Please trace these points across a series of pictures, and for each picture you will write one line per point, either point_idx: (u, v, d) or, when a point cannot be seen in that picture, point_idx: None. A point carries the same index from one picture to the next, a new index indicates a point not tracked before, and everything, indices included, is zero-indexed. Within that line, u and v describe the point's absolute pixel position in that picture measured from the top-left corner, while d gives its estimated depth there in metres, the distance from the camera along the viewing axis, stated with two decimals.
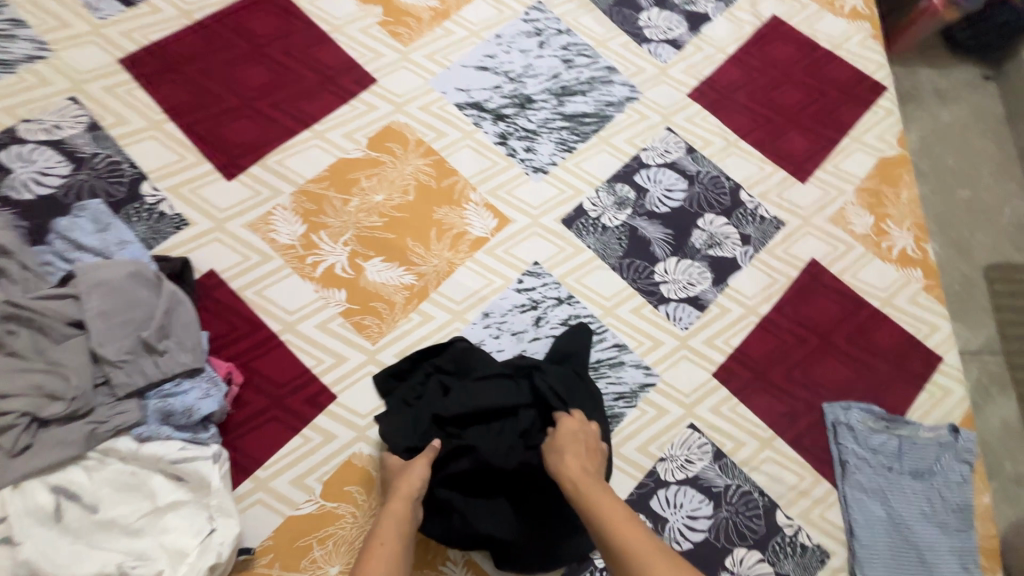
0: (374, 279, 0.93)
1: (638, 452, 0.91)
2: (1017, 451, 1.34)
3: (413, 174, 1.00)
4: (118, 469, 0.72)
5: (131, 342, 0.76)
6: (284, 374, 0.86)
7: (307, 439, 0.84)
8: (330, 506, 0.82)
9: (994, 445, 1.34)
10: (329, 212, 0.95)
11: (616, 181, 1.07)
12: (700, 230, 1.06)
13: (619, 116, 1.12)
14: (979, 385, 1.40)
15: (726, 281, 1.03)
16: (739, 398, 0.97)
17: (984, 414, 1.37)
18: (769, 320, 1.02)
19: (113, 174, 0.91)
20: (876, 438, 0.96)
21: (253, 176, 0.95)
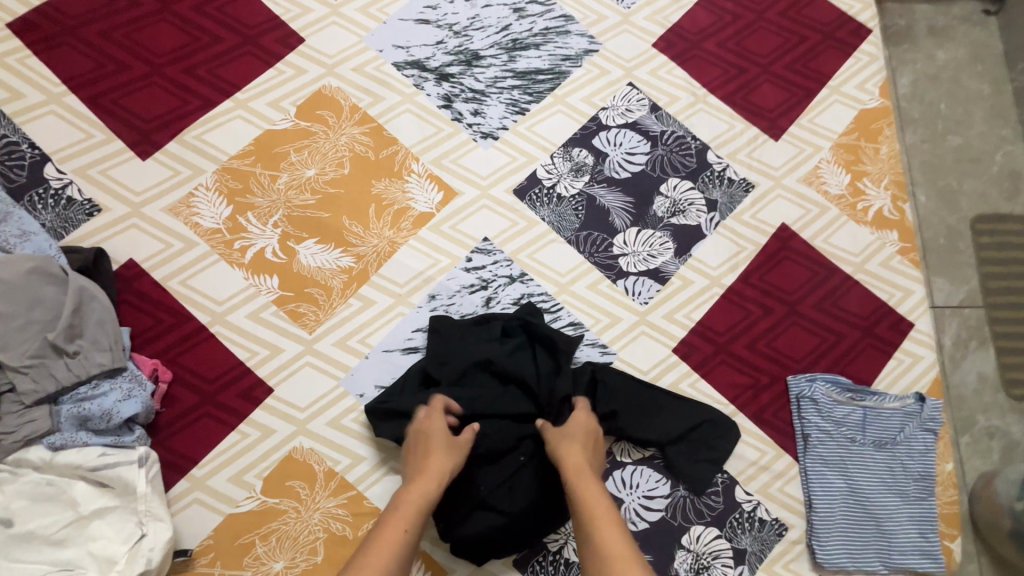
0: (309, 263, 0.87)
1: None
2: (992, 405, 1.25)
3: (349, 145, 0.92)
4: (34, 481, 0.69)
5: (37, 346, 0.71)
6: (215, 369, 0.82)
7: (243, 435, 0.80)
8: (271, 502, 0.79)
9: (967, 400, 1.25)
10: (256, 191, 0.88)
11: (572, 145, 0.99)
12: (663, 196, 0.99)
13: (577, 72, 1.02)
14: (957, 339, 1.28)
15: (689, 251, 0.97)
16: (700, 374, 0.93)
17: (959, 369, 1.27)
18: (734, 291, 0.97)
19: (12, 156, 0.83)
20: (840, 410, 0.93)
21: (170, 154, 0.87)
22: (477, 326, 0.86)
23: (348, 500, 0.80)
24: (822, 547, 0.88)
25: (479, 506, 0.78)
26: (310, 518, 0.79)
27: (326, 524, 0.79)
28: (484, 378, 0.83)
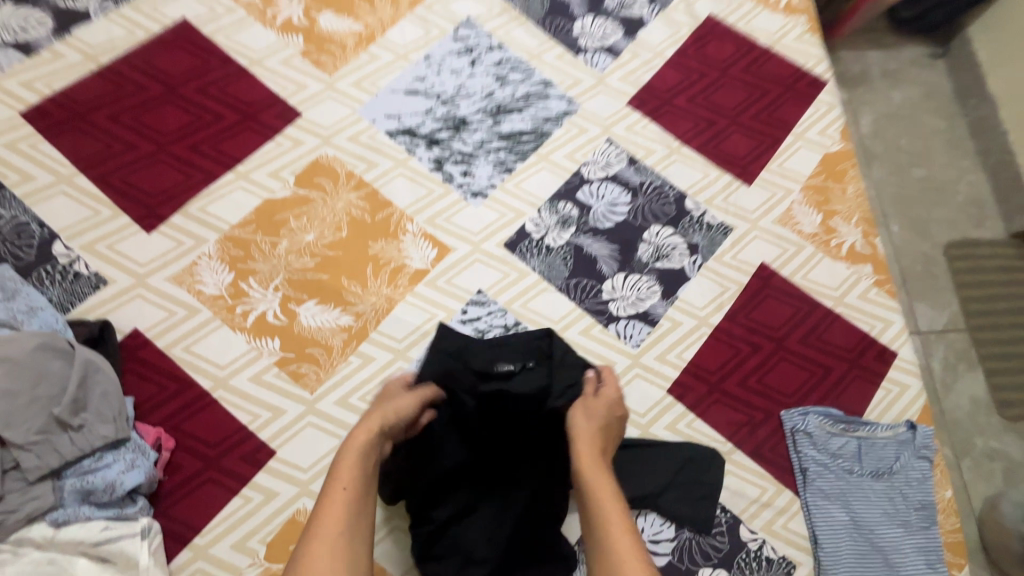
0: (309, 323, 0.89)
1: None
2: None
3: (346, 210, 0.97)
4: (35, 559, 0.68)
5: (42, 421, 0.71)
6: (218, 434, 0.82)
7: (246, 499, 0.80)
8: (275, 569, 0.78)
9: None
10: (257, 257, 0.91)
11: (558, 199, 1.04)
12: (647, 242, 1.04)
13: (558, 131, 1.10)
14: None
15: (676, 293, 1.01)
16: (696, 413, 0.95)
17: None
18: (721, 330, 1.00)
19: (22, 236, 0.87)
20: (835, 442, 0.94)
21: (174, 226, 0.91)
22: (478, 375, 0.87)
23: None
24: None
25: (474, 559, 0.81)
26: None
27: None
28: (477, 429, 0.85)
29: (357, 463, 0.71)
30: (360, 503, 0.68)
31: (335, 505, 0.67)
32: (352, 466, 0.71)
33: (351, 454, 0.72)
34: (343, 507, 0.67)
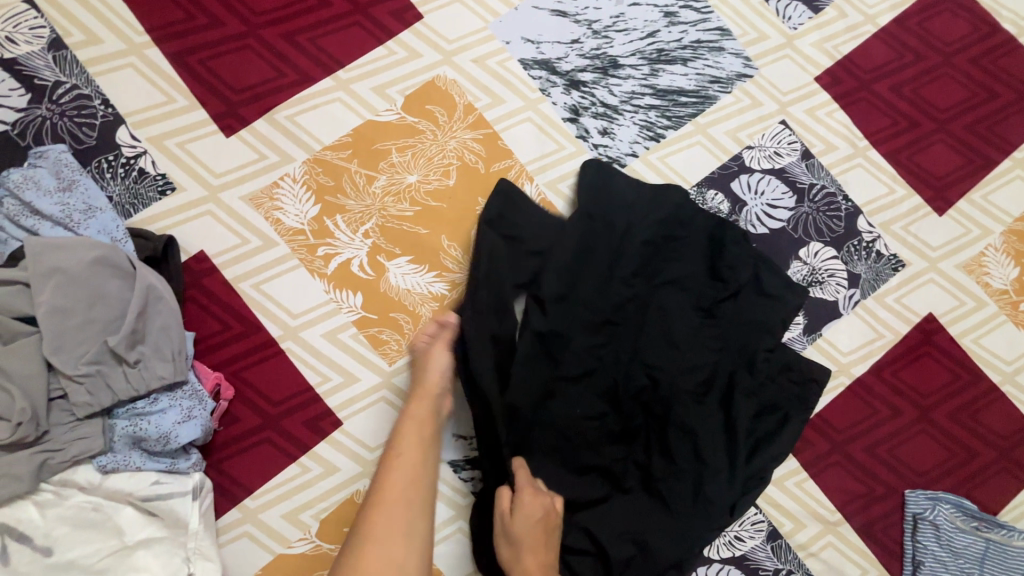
0: (398, 283, 0.76)
1: None
2: None
3: (458, 151, 0.80)
4: (79, 504, 0.60)
5: (95, 350, 0.61)
6: (283, 391, 0.72)
7: (304, 469, 0.72)
8: (326, 548, 0.71)
9: None
10: (349, 192, 0.76)
11: (707, 187, 0.86)
12: (800, 261, 0.86)
13: (724, 99, 0.88)
14: None
15: (820, 329, 0.85)
16: (810, 473, 0.82)
17: None
18: (862, 384, 0.85)
19: (82, 113, 0.72)
20: (960, 539, 0.81)
21: (257, 133, 0.75)
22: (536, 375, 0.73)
23: None
24: None
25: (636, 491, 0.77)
26: None
27: None
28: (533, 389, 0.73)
29: (411, 466, 0.61)
30: (409, 547, 0.55)
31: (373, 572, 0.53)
32: (406, 461, 0.62)
33: (407, 455, 0.63)
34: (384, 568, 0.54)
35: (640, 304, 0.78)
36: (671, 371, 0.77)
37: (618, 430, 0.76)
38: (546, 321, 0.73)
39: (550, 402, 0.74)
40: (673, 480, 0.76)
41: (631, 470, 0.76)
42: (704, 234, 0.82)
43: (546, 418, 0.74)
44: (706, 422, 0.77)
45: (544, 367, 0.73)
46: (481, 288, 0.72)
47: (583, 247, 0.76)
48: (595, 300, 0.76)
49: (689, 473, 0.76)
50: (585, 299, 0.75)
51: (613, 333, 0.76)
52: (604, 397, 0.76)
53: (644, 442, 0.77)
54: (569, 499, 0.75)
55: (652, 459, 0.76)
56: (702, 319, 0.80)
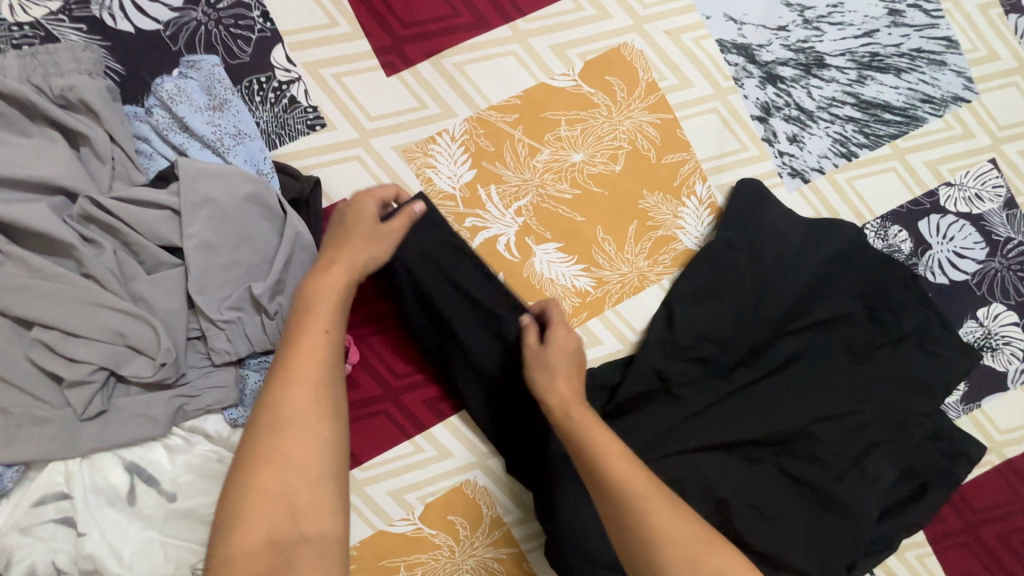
0: (542, 271, 0.69)
1: None
2: None
3: (630, 134, 0.71)
4: (205, 453, 0.56)
5: (238, 294, 0.56)
6: (407, 365, 0.68)
7: (417, 449, 0.68)
8: (427, 532, 0.68)
9: None
10: (508, 161, 0.68)
11: (891, 221, 0.76)
12: (975, 321, 0.76)
13: (932, 123, 0.77)
14: None
15: (980, 400, 0.77)
16: (933, 548, 0.76)
17: None
18: (1010, 465, 0.77)
19: (238, 23, 0.65)
20: None
21: (420, 76, 0.67)
22: (672, 384, 0.70)
23: (507, 555, 0.69)
24: None
25: (759, 536, 0.69)
26: (461, 562, 0.69)
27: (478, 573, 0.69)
28: (666, 398, 0.70)
29: (323, 333, 0.48)
30: (333, 414, 0.45)
31: (295, 447, 0.43)
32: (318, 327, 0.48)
33: (317, 313, 0.49)
34: (309, 448, 0.44)
35: (784, 342, 0.72)
36: (806, 419, 0.71)
37: (743, 472, 0.71)
38: (683, 342, 0.69)
39: (682, 418, 0.70)
40: (797, 532, 0.69)
41: (752, 517, 0.69)
42: (868, 273, 0.72)
43: (675, 433, 0.70)
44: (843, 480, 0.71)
45: (682, 378, 0.70)
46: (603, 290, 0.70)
47: (730, 271, 0.70)
48: (750, 324, 0.70)
49: (816, 528, 0.70)
50: (730, 326, 0.70)
51: (753, 367, 0.71)
52: (735, 435, 0.70)
53: (771, 489, 0.71)
54: None
55: (774, 507, 0.70)
56: (858, 368, 0.73)
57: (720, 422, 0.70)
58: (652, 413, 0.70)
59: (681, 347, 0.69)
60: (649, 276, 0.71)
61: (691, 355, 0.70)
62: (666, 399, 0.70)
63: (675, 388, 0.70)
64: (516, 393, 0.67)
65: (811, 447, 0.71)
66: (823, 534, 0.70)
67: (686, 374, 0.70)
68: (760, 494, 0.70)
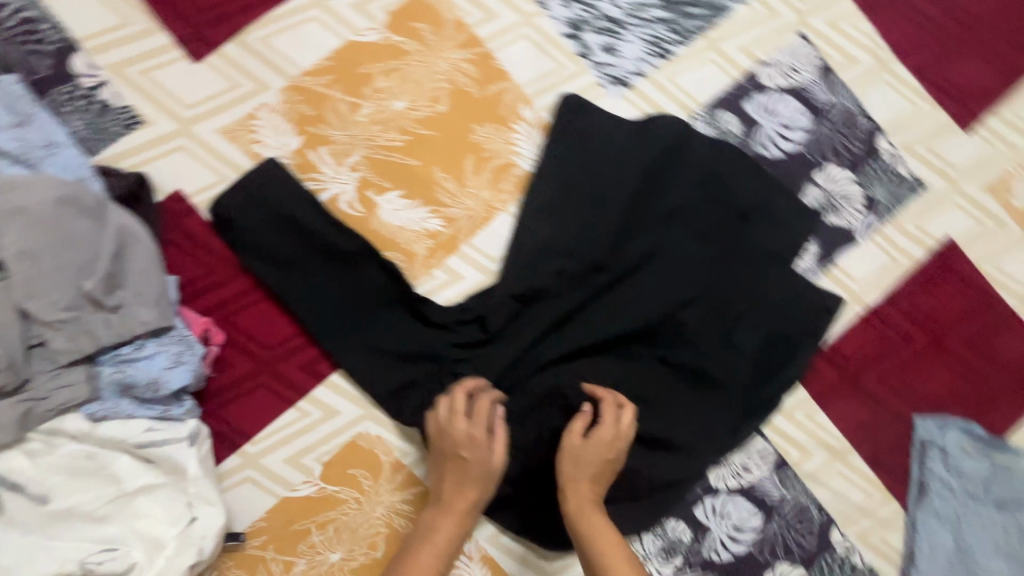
0: (390, 220, 0.72)
1: (714, 473, 0.78)
2: None
3: (448, 74, 0.73)
4: (70, 454, 0.60)
5: (71, 297, 0.58)
6: (275, 335, 0.70)
7: (303, 413, 0.70)
8: (331, 490, 0.71)
9: None
10: (333, 122, 0.70)
11: (718, 107, 0.79)
12: (815, 186, 0.81)
13: (737, 10, 0.81)
14: None
15: (834, 258, 0.81)
16: (818, 403, 0.81)
17: None
18: (874, 312, 0.82)
19: (32, 39, 0.66)
20: (967, 462, 0.82)
21: (227, 57, 0.69)
22: (539, 298, 0.73)
23: (414, 496, 0.72)
24: None
25: (642, 421, 0.74)
26: (371, 510, 0.71)
27: (388, 518, 0.72)
28: (535, 312, 0.73)
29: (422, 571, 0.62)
30: None
31: None
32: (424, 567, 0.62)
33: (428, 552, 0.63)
34: None
35: (638, 241, 0.75)
36: (670, 307, 0.75)
37: (623, 368, 0.74)
38: (537, 257, 0.73)
39: (553, 329, 0.73)
40: (676, 412, 0.75)
41: (637, 406, 0.74)
42: (699, 160, 0.76)
43: (550, 344, 0.73)
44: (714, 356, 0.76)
45: (545, 292, 0.73)
46: (453, 226, 0.73)
47: (569, 185, 0.74)
48: (597, 227, 0.74)
49: (693, 405, 0.75)
50: (580, 234, 0.73)
51: (611, 268, 0.74)
52: (607, 335, 0.74)
53: (651, 378, 0.75)
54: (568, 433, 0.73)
55: (655, 394, 0.75)
56: (711, 250, 0.76)
57: (590, 326, 0.74)
58: (524, 330, 0.73)
59: (538, 262, 0.73)
60: (495, 203, 0.74)
61: (549, 269, 0.73)
62: (536, 314, 0.73)
63: (542, 302, 0.73)
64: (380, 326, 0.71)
65: (678, 330, 0.75)
66: (697, 408, 0.75)
67: (549, 288, 0.73)
68: (641, 385, 0.74)
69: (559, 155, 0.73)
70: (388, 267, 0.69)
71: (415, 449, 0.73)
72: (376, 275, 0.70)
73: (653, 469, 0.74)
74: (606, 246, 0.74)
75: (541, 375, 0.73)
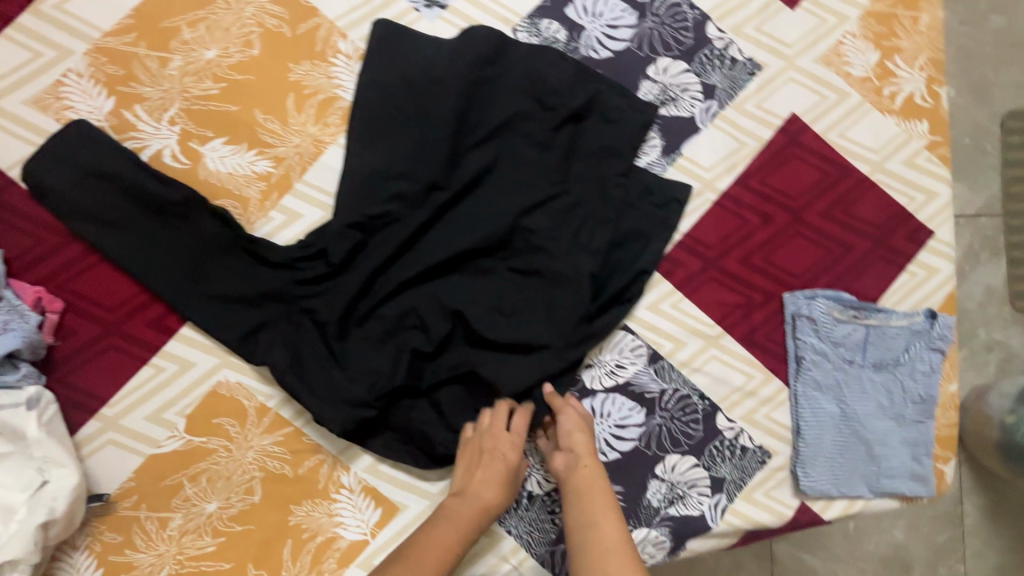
0: (217, 168, 0.72)
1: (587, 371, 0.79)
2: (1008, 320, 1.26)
3: (256, 17, 0.73)
4: None
5: None
6: (115, 296, 0.70)
7: (158, 369, 0.70)
8: (198, 442, 0.71)
9: (970, 311, 1.22)
10: (142, 78, 0.70)
11: (539, 16, 0.80)
12: (649, 80, 0.81)
13: None
14: (969, 252, 1.24)
15: (679, 149, 0.82)
16: (684, 293, 0.82)
17: (969, 282, 1.21)
18: (728, 196, 0.83)
19: None
20: (841, 330, 0.82)
21: (25, 28, 0.69)
22: (381, 225, 0.73)
23: (285, 436, 0.73)
24: (806, 474, 0.82)
25: (500, 333, 0.73)
26: (242, 457, 0.72)
27: (261, 462, 0.72)
28: (379, 241, 0.73)
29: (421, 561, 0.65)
30: None
31: None
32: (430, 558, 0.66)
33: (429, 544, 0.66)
34: None
35: (473, 155, 0.76)
36: (513, 215, 0.75)
37: (478, 281, 0.75)
38: (370, 184, 0.73)
39: (400, 254, 0.74)
40: (535, 319, 0.74)
41: (495, 316, 0.74)
42: (523, 67, 0.76)
43: (400, 270, 0.74)
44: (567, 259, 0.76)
45: (385, 218, 0.73)
46: (284, 167, 0.73)
47: (393, 108, 0.74)
48: (427, 147, 0.74)
49: (549, 310, 0.74)
50: (409, 155, 0.73)
51: (449, 185, 0.75)
52: (452, 251, 0.74)
53: (505, 287, 0.75)
54: (427, 355, 0.73)
55: (512, 304, 0.74)
56: (548, 155, 0.77)
57: (436, 246, 0.74)
58: (369, 258, 0.73)
59: (372, 189, 0.73)
60: (323, 138, 0.74)
61: (384, 195, 0.73)
62: (379, 242, 0.73)
63: (384, 229, 0.73)
64: (217, 275, 0.70)
65: (525, 240, 0.76)
66: (553, 314, 0.74)
67: (387, 213, 0.73)
68: (497, 295, 0.74)
69: (378, 82, 0.74)
70: (217, 212, 0.69)
71: (278, 390, 0.73)
72: (205, 223, 0.70)
73: (515, 383, 0.73)
74: (439, 164, 0.74)
75: (393, 302, 0.74)
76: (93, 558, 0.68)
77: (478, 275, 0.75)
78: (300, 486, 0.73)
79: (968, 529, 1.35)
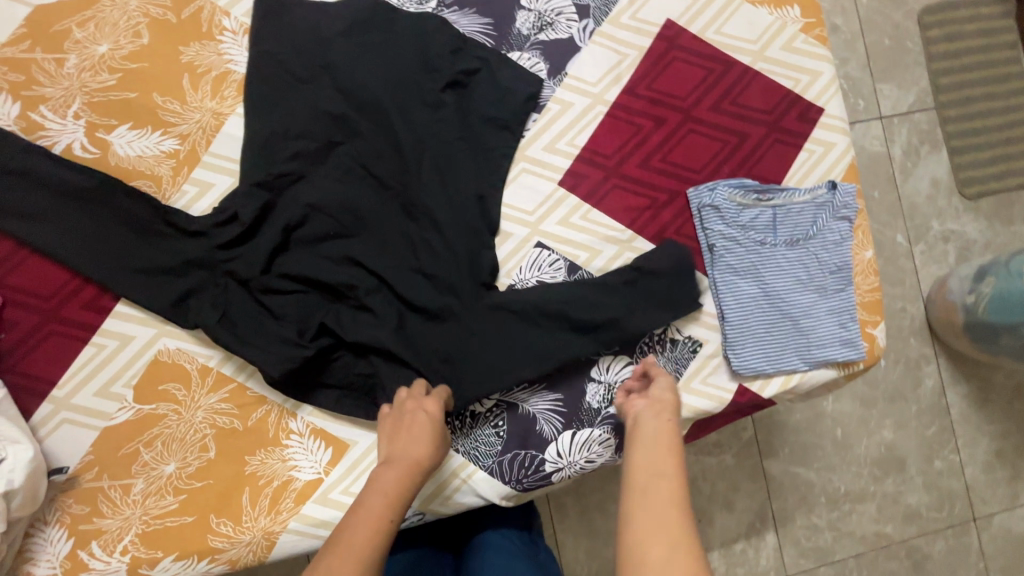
0: (126, 152, 0.77)
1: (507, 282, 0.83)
2: (943, 209, 1.37)
3: (142, 9, 0.78)
4: None
5: None
6: (49, 285, 0.74)
7: (99, 347, 0.75)
8: (147, 409, 0.75)
9: (920, 207, 1.36)
10: (43, 80, 0.75)
11: None
12: (524, 10, 0.86)
13: None
14: (909, 147, 1.37)
15: (564, 69, 0.86)
16: (591, 203, 0.85)
17: (912, 177, 1.36)
18: (618, 106, 0.87)
19: None
20: (747, 214, 0.86)
21: None
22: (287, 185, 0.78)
23: (230, 392, 0.76)
24: (737, 354, 0.85)
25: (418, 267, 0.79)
26: (192, 417, 0.76)
27: (211, 420, 0.76)
28: (289, 199, 0.78)
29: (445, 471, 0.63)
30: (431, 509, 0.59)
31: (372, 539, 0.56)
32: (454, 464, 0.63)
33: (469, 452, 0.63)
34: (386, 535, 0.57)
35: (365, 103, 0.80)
36: (410, 152, 0.79)
37: (389, 221, 0.79)
38: (271, 144, 0.77)
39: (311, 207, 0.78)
40: (446, 248, 0.79)
41: (409, 253, 0.79)
42: (399, 14, 0.80)
43: (314, 223, 0.78)
44: (472, 190, 0.80)
45: (291, 175, 0.77)
46: (189, 142, 0.78)
47: (282, 71, 0.78)
48: (319, 100, 0.78)
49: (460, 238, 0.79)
50: (303, 111, 0.78)
51: (347, 135, 0.79)
52: (359, 196, 0.79)
53: (416, 224, 0.79)
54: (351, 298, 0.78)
55: (422, 239, 0.79)
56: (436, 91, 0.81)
57: (343, 194, 0.78)
58: (281, 216, 0.77)
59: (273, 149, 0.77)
60: (221, 110, 0.79)
61: (286, 152, 0.77)
62: (289, 200, 0.78)
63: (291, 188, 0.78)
64: (141, 250, 0.75)
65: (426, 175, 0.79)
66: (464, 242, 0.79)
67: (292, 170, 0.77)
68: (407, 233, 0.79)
69: (264, 49, 0.78)
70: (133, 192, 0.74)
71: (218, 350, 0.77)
72: (121, 203, 0.74)
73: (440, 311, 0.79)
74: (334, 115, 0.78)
75: (310, 251, 0.78)
76: (63, 530, 0.72)
77: (387, 215, 0.79)
78: (251, 437, 0.76)
79: (956, 418, 1.35)
